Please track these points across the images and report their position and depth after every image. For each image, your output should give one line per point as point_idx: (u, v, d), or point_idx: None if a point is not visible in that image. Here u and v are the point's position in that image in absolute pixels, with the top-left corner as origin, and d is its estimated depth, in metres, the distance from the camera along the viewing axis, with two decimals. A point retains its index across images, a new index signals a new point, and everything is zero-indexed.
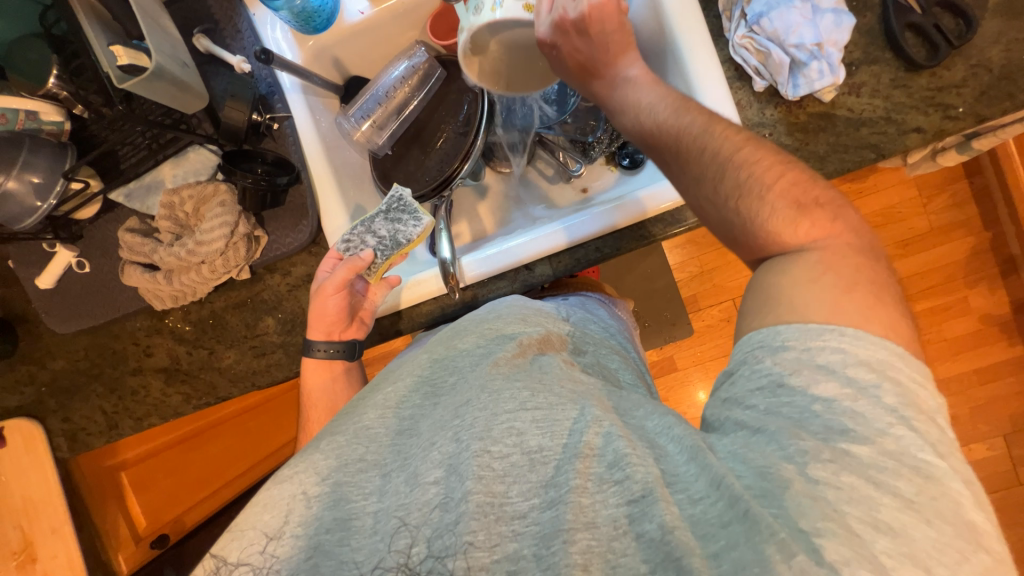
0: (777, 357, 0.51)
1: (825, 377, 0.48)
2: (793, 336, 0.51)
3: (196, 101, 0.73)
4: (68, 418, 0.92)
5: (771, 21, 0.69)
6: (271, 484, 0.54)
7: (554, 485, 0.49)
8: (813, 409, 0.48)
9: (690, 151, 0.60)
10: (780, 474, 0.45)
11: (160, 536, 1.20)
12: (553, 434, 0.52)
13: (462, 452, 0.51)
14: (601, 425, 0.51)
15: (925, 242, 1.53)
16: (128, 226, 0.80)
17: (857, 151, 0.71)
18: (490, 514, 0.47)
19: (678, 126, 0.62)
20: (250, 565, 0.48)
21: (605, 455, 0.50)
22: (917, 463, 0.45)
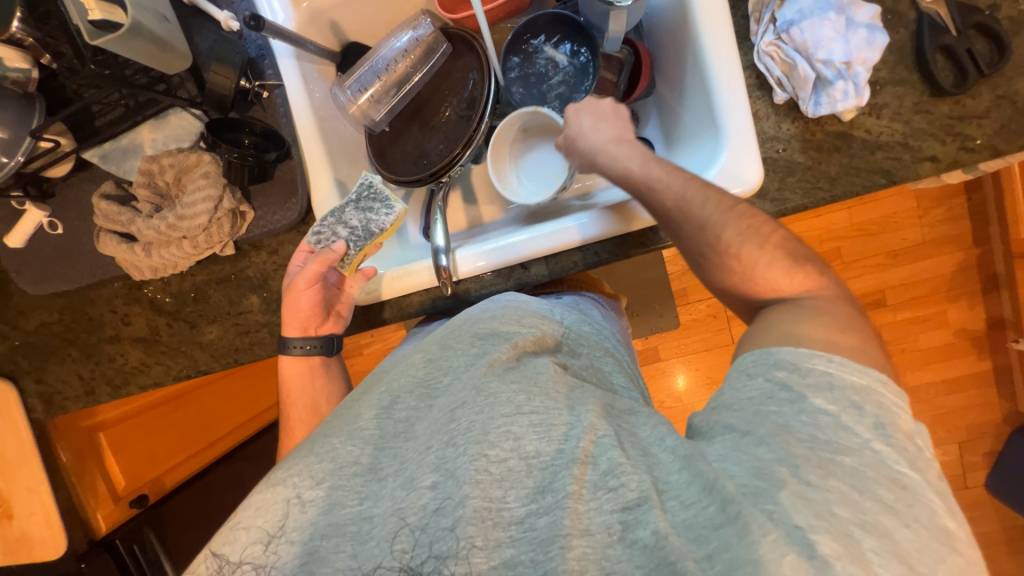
0: (770, 374, 0.52)
1: (807, 400, 0.49)
2: (785, 360, 0.52)
3: (178, 61, 0.67)
4: (43, 380, 0.90)
5: (801, 31, 0.66)
6: (263, 487, 0.53)
7: (550, 490, 0.49)
8: (799, 419, 0.48)
9: (687, 199, 0.62)
10: (772, 474, 0.45)
11: (140, 495, 1.17)
12: (549, 439, 0.52)
13: (458, 456, 0.51)
14: (597, 433, 0.51)
15: (916, 254, 1.54)
16: (103, 191, 0.75)
17: (868, 176, 0.69)
18: (487, 519, 0.47)
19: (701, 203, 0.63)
20: (253, 564, 0.49)
21: (599, 462, 0.49)
22: (892, 473, 0.45)
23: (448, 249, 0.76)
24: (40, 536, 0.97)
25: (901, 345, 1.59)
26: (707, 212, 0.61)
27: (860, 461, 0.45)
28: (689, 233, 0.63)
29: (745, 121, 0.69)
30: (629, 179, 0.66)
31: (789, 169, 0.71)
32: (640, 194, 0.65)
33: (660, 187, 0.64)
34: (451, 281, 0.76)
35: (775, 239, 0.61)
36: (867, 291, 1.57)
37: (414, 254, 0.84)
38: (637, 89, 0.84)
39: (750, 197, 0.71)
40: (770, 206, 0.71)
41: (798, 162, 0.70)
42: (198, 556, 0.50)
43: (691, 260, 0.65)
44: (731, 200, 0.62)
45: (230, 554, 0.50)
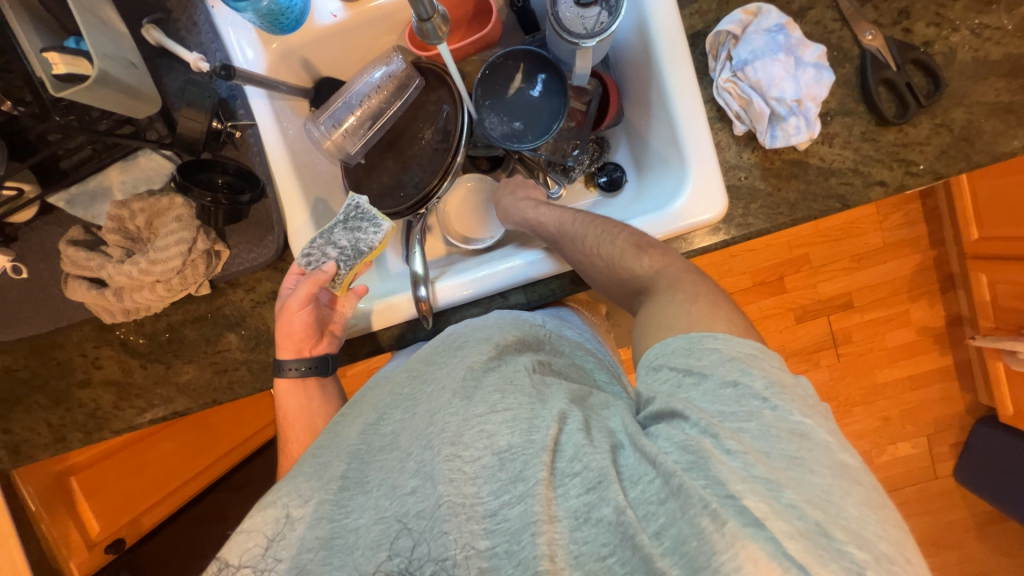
0: (671, 363, 0.53)
1: (703, 381, 0.51)
2: (680, 347, 0.54)
3: (147, 106, 0.68)
4: (8, 430, 0.87)
5: (755, 70, 0.70)
6: (256, 510, 0.54)
7: (522, 480, 0.50)
8: (707, 397, 0.49)
9: (564, 222, 0.75)
10: (698, 446, 0.46)
11: (117, 539, 1.16)
12: (520, 431, 0.53)
13: (433, 458, 0.52)
14: (563, 421, 0.52)
15: (879, 257, 1.61)
16: (70, 237, 0.74)
17: (824, 201, 0.73)
18: (461, 513, 0.48)
19: (577, 229, 0.72)
20: (254, 567, 0.51)
21: (565, 449, 0.51)
22: (791, 424, 0.46)
23: (427, 279, 0.77)
24: None
25: (870, 344, 1.66)
26: (577, 229, 0.72)
27: (762, 422, 0.46)
28: (568, 249, 0.73)
29: (708, 152, 0.72)
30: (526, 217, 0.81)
31: (751, 195, 0.74)
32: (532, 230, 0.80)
33: (545, 218, 0.78)
34: (431, 312, 0.77)
35: (644, 241, 0.68)
36: (835, 295, 1.63)
37: (395, 283, 0.85)
38: (606, 117, 0.89)
39: (715, 224, 0.74)
40: (735, 231, 0.75)
41: (760, 190, 0.74)
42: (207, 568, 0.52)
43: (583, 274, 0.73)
44: (602, 220, 0.72)
45: (229, 555, 0.52)
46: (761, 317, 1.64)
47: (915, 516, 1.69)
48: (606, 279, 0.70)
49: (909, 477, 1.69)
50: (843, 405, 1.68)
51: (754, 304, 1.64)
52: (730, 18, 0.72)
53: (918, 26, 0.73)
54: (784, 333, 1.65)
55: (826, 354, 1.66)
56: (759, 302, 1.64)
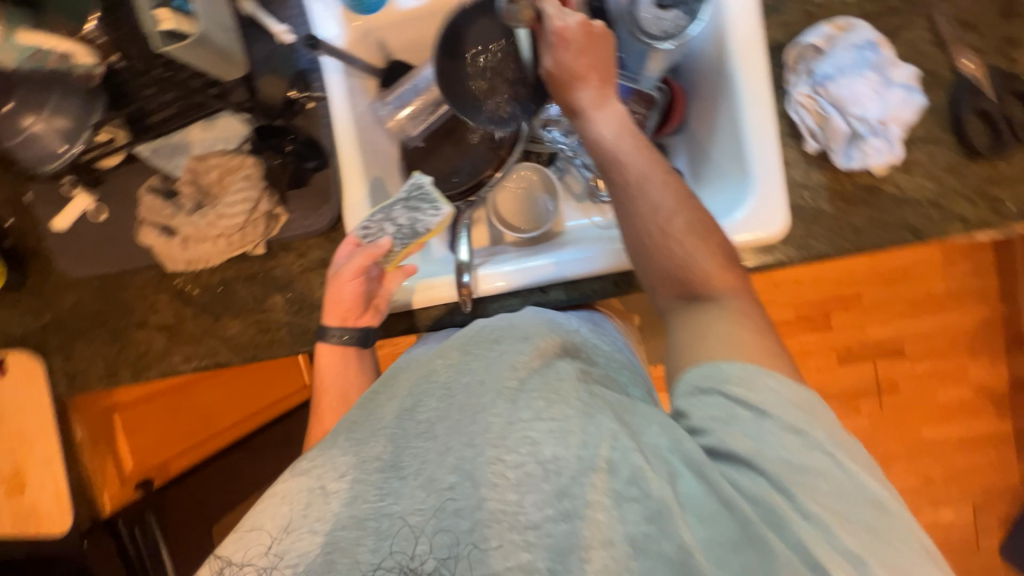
0: (723, 390, 0.53)
1: (765, 420, 0.51)
2: (738, 376, 0.53)
3: (235, 70, 0.73)
4: (69, 358, 0.93)
5: (838, 87, 0.68)
6: (290, 475, 0.53)
7: (569, 495, 0.48)
8: (766, 440, 0.50)
9: (649, 178, 0.64)
10: (772, 501, 0.48)
11: (146, 479, 1.17)
12: (568, 443, 0.51)
13: (476, 458, 0.50)
14: (616, 439, 0.50)
15: (939, 306, 1.51)
16: (150, 184, 0.79)
17: (896, 230, 0.69)
18: (503, 521, 0.48)
19: (652, 195, 0.63)
20: (256, 567, 0.48)
21: (621, 470, 0.49)
22: (858, 486, 0.49)
23: (471, 266, 0.78)
24: (49, 510, 1.00)
25: (918, 398, 1.54)
26: (666, 195, 0.63)
27: (831, 482, 0.48)
28: (642, 212, 0.63)
29: (774, 167, 0.70)
30: (603, 150, 0.66)
31: (815, 217, 0.71)
32: (606, 161, 0.66)
33: (627, 161, 0.65)
34: (471, 299, 0.78)
35: (707, 229, 0.63)
36: (885, 340, 1.54)
37: (435, 266, 0.85)
38: (668, 124, 0.86)
39: (773, 241, 0.71)
40: (794, 252, 0.71)
41: (825, 212, 0.71)
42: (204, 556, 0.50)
43: (631, 244, 0.65)
44: (684, 192, 0.64)
45: (232, 555, 0.49)
46: (801, 354, 1.56)
47: None
48: (662, 267, 0.63)
49: (948, 547, 1.56)
50: (882, 459, 1.57)
51: (795, 339, 1.56)
52: (816, 32, 0.70)
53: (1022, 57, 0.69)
54: (824, 373, 1.56)
55: (868, 401, 1.56)
56: (801, 337, 1.55)
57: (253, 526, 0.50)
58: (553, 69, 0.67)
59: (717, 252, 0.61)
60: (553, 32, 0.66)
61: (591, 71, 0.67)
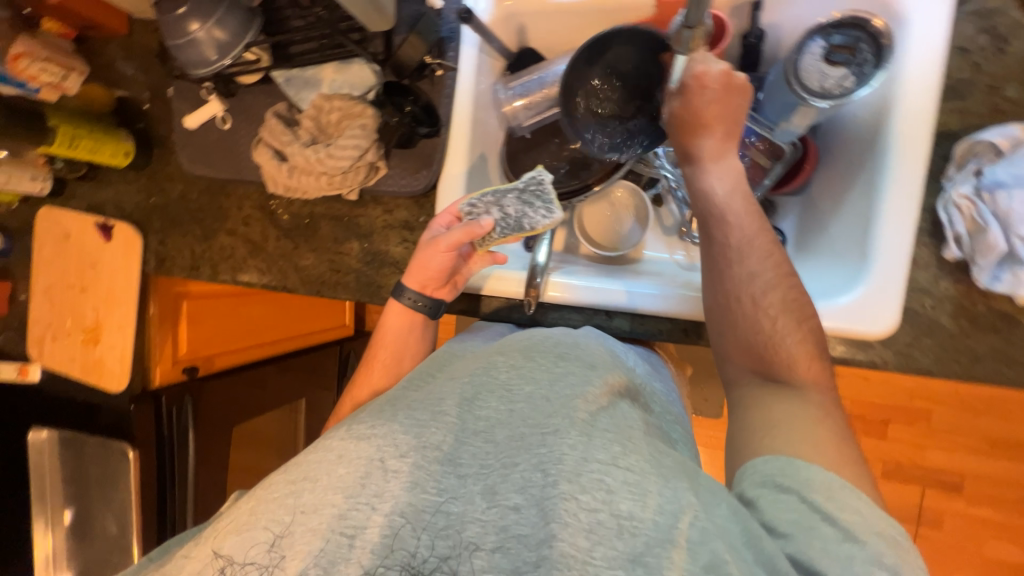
0: (807, 497, 0.48)
1: (858, 546, 0.45)
2: (822, 484, 0.49)
3: (382, 23, 0.74)
4: (163, 242, 1.02)
5: (1011, 198, 0.58)
6: (350, 438, 0.52)
7: (642, 564, 0.43)
8: (854, 569, 0.44)
9: (751, 244, 0.62)
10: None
11: (193, 366, 1.26)
12: (644, 504, 0.46)
13: (550, 489, 0.47)
14: (697, 514, 0.45)
15: (1022, 454, 1.34)
16: (276, 109, 0.84)
17: (1020, 370, 0.62)
18: (573, 570, 0.43)
19: (749, 265, 0.61)
20: (258, 564, 0.47)
21: (699, 554, 0.43)
22: None
23: (544, 271, 0.77)
24: (112, 368, 1.12)
25: (964, 543, 1.39)
26: (766, 266, 0.61)
27: None
28: (736, 276, 0.62)
29: (901, 264, 0.63)
30: (710, 203, 0.64)
31: (930, 329, 0.64)
32: (712, 217, 0.64)
33: (733, 223, 0.63)
34: (535, 302, 0.77)
35: (801, 311, 0.61)
36: (946, 470, 1.39)
37: (508, 258, 0.86)
38: (790, 184, 0.81)
39: (872, 340, 0.65)
40: (893, 358, 0.65)
41: (943, 326, 0.64)
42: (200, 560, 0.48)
43: (714, 305, 0.64)
44: (786, 267, 0.62)
45: (231, 553, 0.47)
46: None
47: None
48: (745, 339, 0.61)
49: None
50: None
51: None
52: (1001, 129, 0.61)
53: None
54: None
55: (904, 528, 1.42)
56: (851, 437, 1.43)
57: (308, 478, 0.50)
58: (681, 112, 0.66)
59: (808, 336, 0.59)
60: (691, 78, 0.64)
61: (717, 122, 0.65)
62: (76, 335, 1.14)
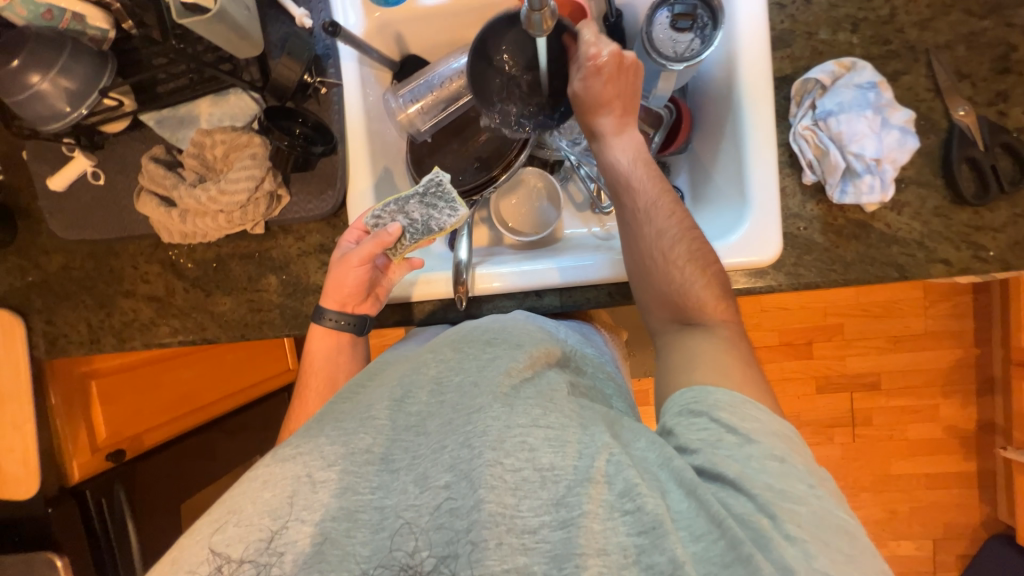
0: (713, 414, 0.55)
1: (750, 443, 0.53)
2: (725, 401, 0.56)
3: (251, 49, 0.72)
4: (51, 321, 0.92)
5: (838, 122, 0.70)
6: (274, 461, 0.55)
7: (564, 504, 0.50)
8: (751, 464, 0.52)
9: (656, 205, 0.69)
10: (759, 524, 0.47)
11: (119, 450, 1.14)
12: (564, 454, 0.53)
13: (474, 458, 0.52)
14: (611, 451, 0.52)
15: (917, 344, 1.55)
16: (153, 154, 0.79)
17: (882, 267, 0.72)
18: (501, 524, 0.48)
19: (656, 224, 0.68)
20: (255, 563, 0.49)
21: (614, 483, 0.51)
22: (838, 519, 0.49)
23: (469, 266, 0.78)
24: (15, 474, 0.98)
25: (890, 431, 1.58)
26: (670, 224, 0.68)
27: (812, 509, 0.49)
28: (646, 236, 0.68)
29: (771, 193, 0.72)
30: (616, 173, 0.71)
31: (807, 247, 0.73)
32: (619, 185, 0.71)
33: (638, 188, 0.70)
34: (466, 296, 0.78)
35: (705, 260, 0.67)
36: (863, 372, 1.58)
37: (434, 261, 0.86)
38: (673, 143, 0.88)
39: (765, 266, 0.73)
40: (784, 279, 0.74)
41: (817, 243, 0.73)
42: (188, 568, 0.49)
43: (634, 265, 0.70)
44: (688, 222, 0.69)
45: (231, 553, 0.49)
46: (781, 379, 1.60)
47: None
48: (662, 291, 0.67)
49: None
50: (850, 488, 1.61)
51: (776, 364, 1.59)
52: (822, 68, 0.72)
53: (1015, 111, 0.72)
54: (801, 400, 1.60)
55: (842, 431, 1.59)
56: (782, 362, 1.59)
57: (234, 511, 0.51)
58: (581, 93, 0.71)
59: (713, 281, 0.66)
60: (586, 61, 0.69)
61: (615, 99, 0.71)
62: None
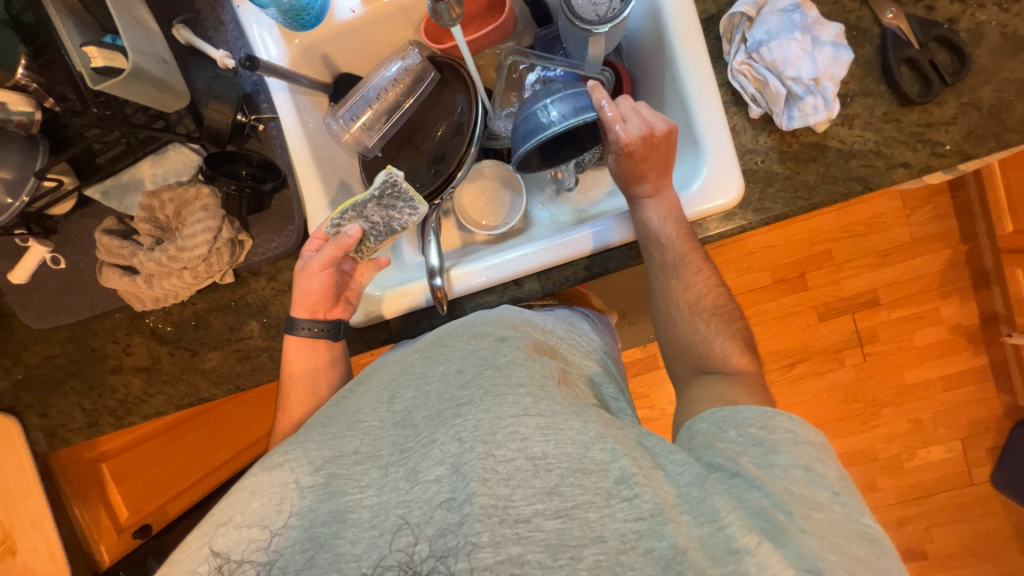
0: (741, 429, 0.58)
1: (777, 454, 0.55)
2: (753, 418, 0.58)
3: (177, 101, 0.71)
4: (45, 414, 0.91)
5: (770, 51, 0.70)
6: (263, 471, 0.58)
7: (558, 493, 0.51)
8: (774, 470, 0.53)
9: (684, 261, 0.72)
10: (775, 517, 0.49)
11: (144, 525, 1.18)
12: (557, 441, 0.54)
13: (465, 452, 0.53)
14: (604, 440, 0.54)
15: (906, 253, 1.56)
16: (105, 227, 0.78)
17: (845, 183, 0.72)
18: (494, 515, 0.49)
19: (682, 279, 0.73)
20: (254, 564, 0.51)
21: (612, 471, 0.52)
22: (862, 526, 0.51)
23: (443, 270, 0.78)
24: (44, 571, 0.97)
25: (896, 343, 1.60)
26: (697, 279, 0.73)
27: (833, 516, 0.51)
28: (674, 289, 0.74)
29: (723, 135, 0.72)
30: (647, 229, 0.73)
31: (768, 179, 0.73)
32: (649, 241, 0.73)
33: (667, 244, 0.72)
34: (446, 300, 0.78)
35: (729, 314, 0.73)
36: (860, 292, 1.58)
37: (410, 273, 0.86)
38: None
39: (731, 209, 0.74)
40: (753, 216, 0.74)
41: (777, 173, 0.73)
42: (198, 557, 0.52)
43: (660, 310, 0.76)
44: (712, 277, 0.74)
45: (229, 552, 0.52)
46: (782, 315, 1.60)
47: (950, 525, 1.62)
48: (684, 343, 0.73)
49: (941, 482, 1.62)
50: (871, 406, 1.62)
51: (776, 302, 1.59)
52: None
53: (942, 3, 0.72)
54: (805, 331, 1.60)
55: (851, 353, 1.60)
56: (780, 299, 1.59)
57: (223, 522, 0.54)
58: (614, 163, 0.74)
59: (734, 333, 0.71)
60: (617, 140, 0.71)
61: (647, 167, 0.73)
62: None
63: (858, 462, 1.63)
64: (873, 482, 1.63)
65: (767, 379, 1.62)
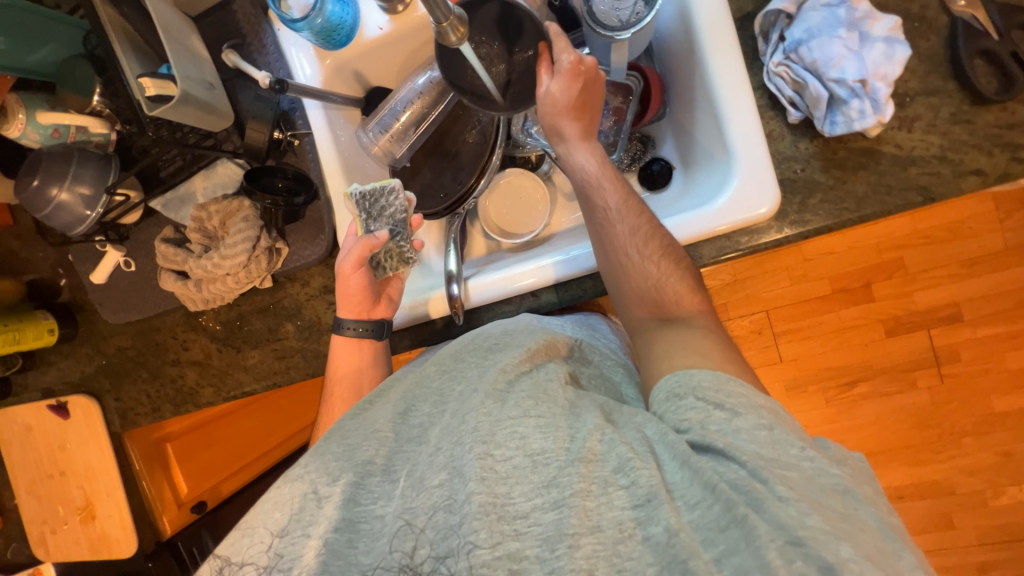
0: (697, 394, 0.53)
1: (752, 424, 0.50)
2: (709, 382, 0.54)
3: (223, 121, 0.79)
4: (119, 398, 1.03)
5: (810, 50, 0.64)
6: (282, 483, 0.59)
7: (556, 485, 0.50)
8: (739, 436, 0.49)
9: (625, 205, 0.68)
10: (750, 487, 0.45)
11: (200, 501, 1.31)
12: (556, 437, 0.53)
13: (464, 454, 0.53)
14: (602, 431, 0.52)
15: (996, 263, 1.37)
16: (164, 235, 0.86)
17: (901, 194, 0.64)
18: (491, 513, 0.49)
19: (625, 227, 0.67)
20: (254, 565, 0.54)
21: (608, 460, 0.51)
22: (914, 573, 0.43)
23: (460, 276, 0.80)
24: (116, 534, 1.10)
25: (981, 365, 1.41)
26: (641, 221, 0.68)
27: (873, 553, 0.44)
28: (619, 235, 0.67)
29: (757, 141, 0.66)
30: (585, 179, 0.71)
31: (809, 189, 0.67)
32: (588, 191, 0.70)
33: (605, 189, 0.69)
34: (462, 309, 0.79)
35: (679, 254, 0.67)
36: (936, 306, 1.41)
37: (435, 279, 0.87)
38: (648, 112, 0.84)
39: (764, 223, 0.68)
40: (790, 230, 0.68)
41: (819, 182, 0.67)
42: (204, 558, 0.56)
43: (607, 267, 0.69)
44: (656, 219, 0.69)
45: (230, 555, 0.55)
46: (842, 329, 1.45)
47: None
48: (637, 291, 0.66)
49: None
50: (947, 435, 1.43)
51: (832, 314, 1.45)
52: None
53: None
54: (868, 347, 1.45)
55: (924, 374, 1.43)
56: (840, 311, 1.44)
57: (246, 529, 0.57)
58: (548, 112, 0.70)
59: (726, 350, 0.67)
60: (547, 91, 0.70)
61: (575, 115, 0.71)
62: (71, 517, 1.11)
63: (930, 496, 1.45)
64: (950, 521, 1.44)
65: (822, 399, 1.48)
